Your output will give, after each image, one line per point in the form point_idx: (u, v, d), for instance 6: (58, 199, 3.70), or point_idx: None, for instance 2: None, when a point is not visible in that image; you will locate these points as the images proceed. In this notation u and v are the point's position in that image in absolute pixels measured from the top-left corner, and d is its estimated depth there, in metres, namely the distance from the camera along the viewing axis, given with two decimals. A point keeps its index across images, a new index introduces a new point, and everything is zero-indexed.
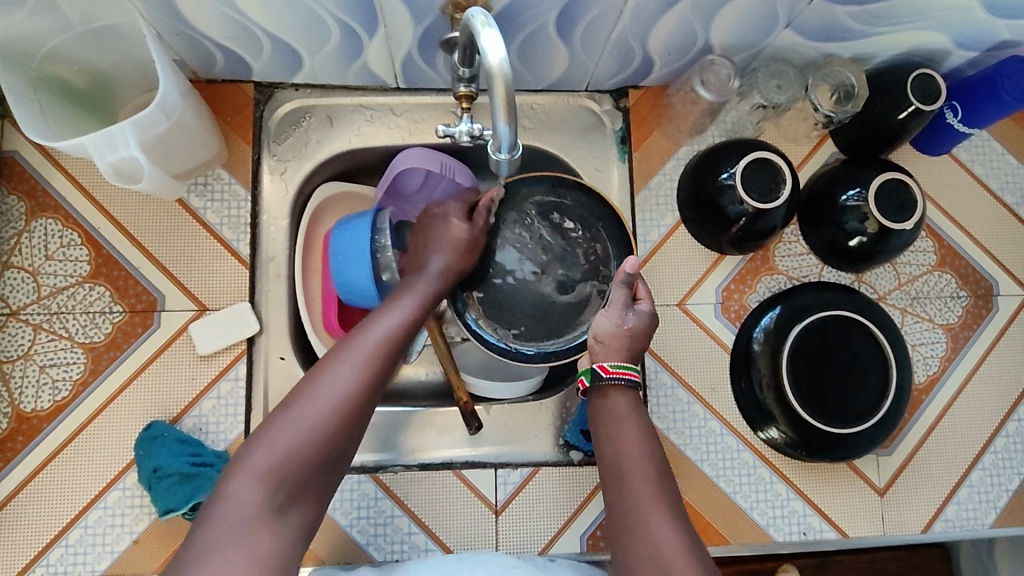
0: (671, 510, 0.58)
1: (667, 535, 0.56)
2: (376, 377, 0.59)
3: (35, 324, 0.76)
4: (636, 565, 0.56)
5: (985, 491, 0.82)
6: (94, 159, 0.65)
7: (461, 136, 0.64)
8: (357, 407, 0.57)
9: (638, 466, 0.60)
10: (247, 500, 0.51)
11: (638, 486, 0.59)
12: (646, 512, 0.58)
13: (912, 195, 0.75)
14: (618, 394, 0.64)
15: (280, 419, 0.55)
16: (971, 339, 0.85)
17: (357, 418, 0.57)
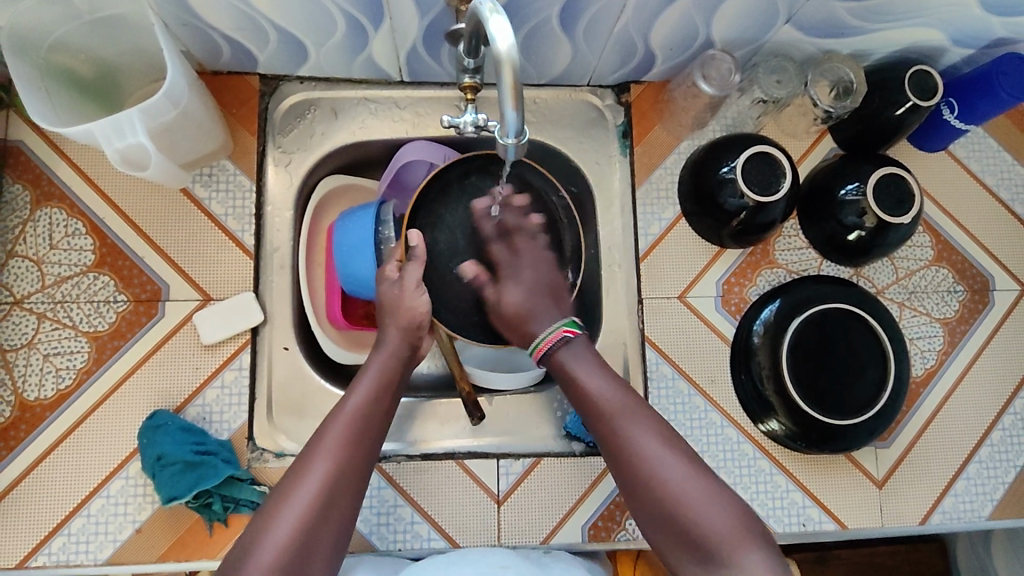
0: (652, 427, 0.64)
1: (653, 452, 0.62)
2: (334, 495, 0.60)
3: (39, 312, 0.76)
4: (633, 481, 0.63)
5: (982, 484, 0.83)
6: (103, 147, 0.65)
7: (466, 126, 0.64)
8: (316, 534, 0.58)
9: (611, 401, 0.66)
10: None
11: (614, 418, 0.65)
12: (628, 439, 0.63)
13: (909, 190, 0.76)
14: (564, 351, 0.69)
15: (247, 559, 0.56)
16: (967, 333, 0.86)
17: (318, 544, 0.58)
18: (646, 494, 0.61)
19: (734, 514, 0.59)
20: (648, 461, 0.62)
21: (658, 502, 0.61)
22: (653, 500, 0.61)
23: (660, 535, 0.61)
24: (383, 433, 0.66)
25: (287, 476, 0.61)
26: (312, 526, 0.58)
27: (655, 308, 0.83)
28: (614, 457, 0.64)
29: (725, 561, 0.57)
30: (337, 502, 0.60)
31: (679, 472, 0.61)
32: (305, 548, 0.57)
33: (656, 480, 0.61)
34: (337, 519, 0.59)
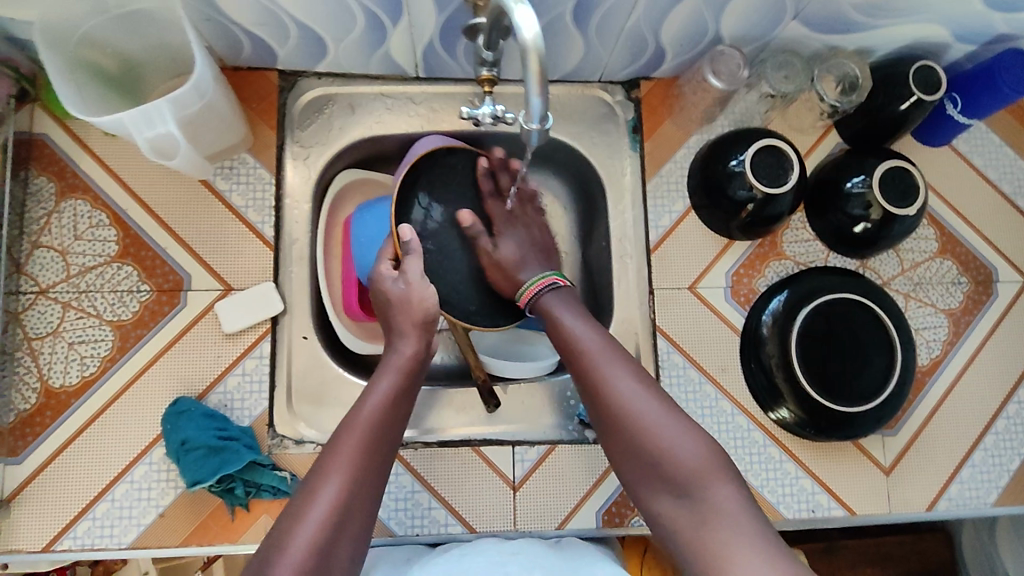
0: (626, 367, 0.66)
1: (628, 391, 0.64)
2: (355, 495, 0.60)
3: (64, 302, 0.78)
4: (611, 424, 0.64)
5: (987, 471, 0.84)
6: (133, 136, 0.68)
7: (484, 118, 0.66)
8: (340, 532, 0.59)
9: (586, 342, 0.68)
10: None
11: (591, 357, 0.66)
12: (603, 378, 0.65)
13: (914, 182, 0.78)
14: (552, 295, 0.75)
15: (282, 546, 0.56)
16: (972, 323, 0.87)
17: (342, 541, 0.59)
18: (624, 433, 0.63)
19: (707, 450, 0.61)
20: (622, 399, 0.63)
21: (634, 440, 0.62)
22: (629, 438, 0.63)
23: (637, 473, 0.63)
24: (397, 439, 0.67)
25: (309, 478, 0.61)
26: (339, 524, 0.59)
27: (666, 298, 0.85)
28: (591, 396, 0.66)
29: (699, 494, 0.59)
30: (359, 501, 0.61)
31: (653, 409, 0.63)
32: (329, 545, 0.57)
33: (631, 417, 0.63)
34: (358, 517, 0.60)
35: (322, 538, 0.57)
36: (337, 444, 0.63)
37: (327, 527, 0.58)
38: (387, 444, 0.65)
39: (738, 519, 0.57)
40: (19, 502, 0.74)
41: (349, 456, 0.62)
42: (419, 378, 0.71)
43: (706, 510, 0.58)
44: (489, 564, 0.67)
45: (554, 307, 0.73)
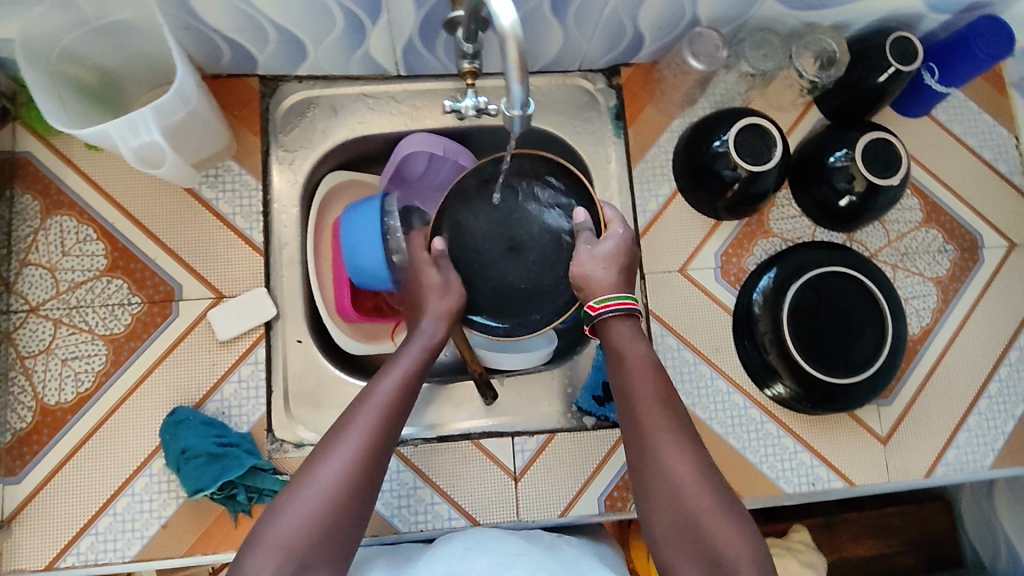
0: (691, 443, 0.64)
1: (686, 468, 0.62)
2: (384, 440, 0.63)
3: (55, 319, 0.78)
4: (655, 491, 0.62)
5: (982, 435, 0.85)
6: (119, 146, 0.67)
7: (468, 111, 0.67)
8: (369, 476, 0.61)
9: (655, 404, 0.66)
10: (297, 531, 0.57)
11: (658, 426, 0.64)
12: (667, 449, 0.63)
13: (897, 152, 0.79)
14: (619, 328, 0.71)
15: (308, 482, 0.60)
16: (960, 290, 0.88)
17: (371, 488, 0.61)
18: (672, 506, 0.61)
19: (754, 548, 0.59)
20: (682, 475, 0.61)
21: (683, 514, 0.60)
22: (678, 512, 0.60)
23: (672, 549, 0.60)
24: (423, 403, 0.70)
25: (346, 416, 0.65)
26: (369, 467, 0.61)
27: (657, 282, 0.86)
28: (640, 460, 0.64)
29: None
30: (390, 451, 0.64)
31: (707, 493, 0.61)
32: (358, 487, 0.60)
33: (685, 494, 0.61)
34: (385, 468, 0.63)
35: (352, 477, 0.60)
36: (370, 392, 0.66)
37: (358, 467, 0.61)
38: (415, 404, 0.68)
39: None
40: (21, 521, 0.74)
41: (383, 404, 0.65)
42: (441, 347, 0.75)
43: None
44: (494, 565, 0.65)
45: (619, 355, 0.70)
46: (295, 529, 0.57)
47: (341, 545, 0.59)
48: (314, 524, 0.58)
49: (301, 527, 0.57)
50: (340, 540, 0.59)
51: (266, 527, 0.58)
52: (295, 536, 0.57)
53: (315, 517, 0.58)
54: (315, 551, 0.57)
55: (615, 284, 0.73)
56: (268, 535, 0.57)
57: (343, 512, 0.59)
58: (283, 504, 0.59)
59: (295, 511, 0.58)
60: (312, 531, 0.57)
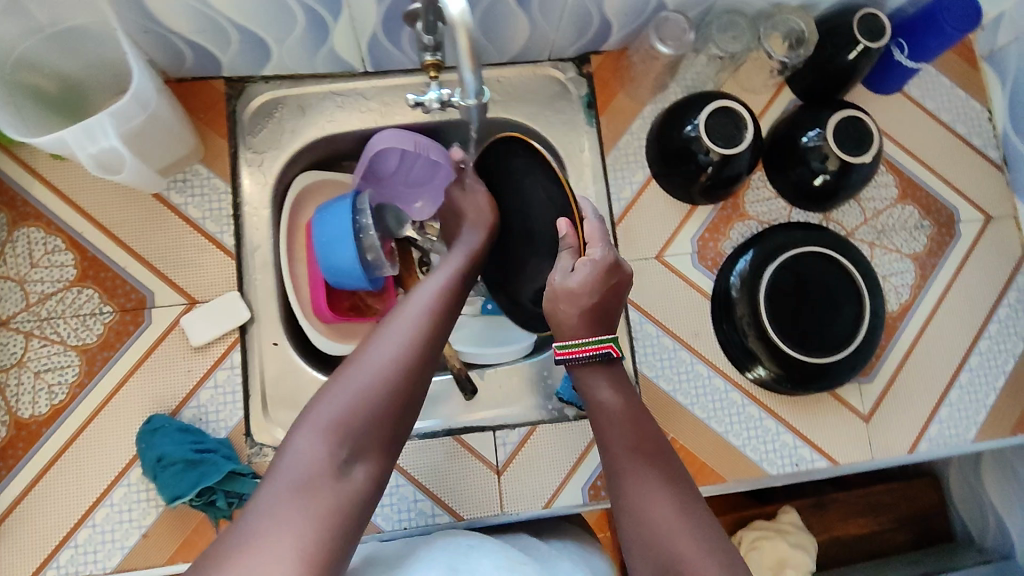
0: (670, 482, 0.63)
1: (663, 510, 0.61)
2: (436, 329, 0.66)
3: (26, 331, 0.77)
4: (635, 538, 0.62)
5: (964, 408, 0.85)
6: (77, 153, 0.66)
7: (431, 104, 0.67)
8: (424, 356, 0.63)
9: (635, 444, 0.66)
10: (356, 393, 0.58)
11: (635, 468, 0.64)
12: (642, 492, 0.63)
13: (869, 129, 0.79)
14: (590, 373, 0.71)
15: (368, 352, 0.61)
16: (937, 265, 0.88)
17: (422, 382, 0.62)
18: (649, 548, 0.60)
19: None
20: (658, 515, 0.61)
21: (660, 556, 0.59)
22: (654, 553, 0.60)
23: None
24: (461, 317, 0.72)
25: (392, 315, 0.66)
26: (421, 361, 0.63)
27: (635, 270, 0.85)
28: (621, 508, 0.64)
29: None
30: (438, 353, 0.65)
31: (687, 531, 0.60)
32: (417, 361, 0.62)
33: (664, 538, 0.60)
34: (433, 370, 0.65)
35: (406, 369, 0.61)
36: (414, 297, 0.68)
37: (413, 360, 0.62)
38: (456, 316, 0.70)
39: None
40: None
41: (429, 308, 0.67)
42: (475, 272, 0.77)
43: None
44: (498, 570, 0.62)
45: (595, 396, 0.70)
46: (349, 411, 0.57)
47: (391, 432, 0.59)
48: (369, 407, 0.58)
49: (355, 409, 0.58)
50: (390, 426, 0.59)
51: (319, 397, 0.59)
52: (349, 418, 0.57)
53: (371, 401, 0.58)
54: (368, 434, 0.58)
55: (587, 325, 0.71)
56: (319, 418, 0.57)
57: (398, 393, 0.60)
58: (341, 371, 0.60)
59: (348, 392, 0.58)
60: (367, 414, 0.58)
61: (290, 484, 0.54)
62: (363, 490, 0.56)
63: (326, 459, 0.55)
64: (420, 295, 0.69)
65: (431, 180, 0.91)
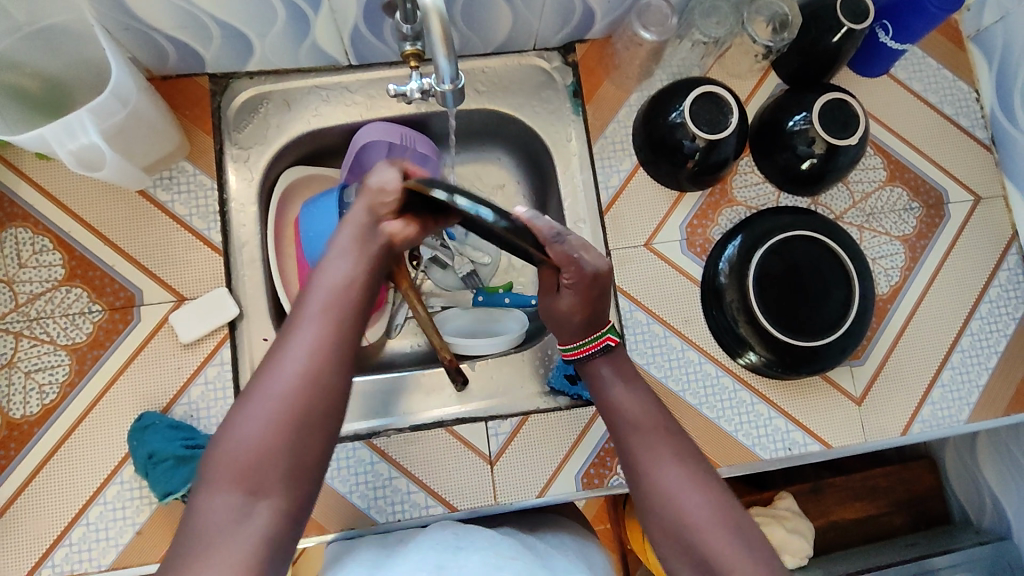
0: (677, 450, 0.65)
1: (677, 478, 0.62)
2: (331, 342, 0.60)
3: (16, 332, 0.77)
4: (653, 507, 0.62)
5: (956, 389, 0.85)
6: (57, 150, 0.66)
7: (412, 93, 0.69)
8: (322, 377, 0.58)
9: (641, 420, 0.67)
10: (249, 438, 0.55)
11: (645, 441, 0.65)
12: (652, 460, 0.64)
13: (854, 112, 0.78)
14: (604, 359, 0.72)
15: (257, 390, 0.57)
16: (927, 247, 0.88)
17: (321, 404, 0.57)
18: (661, 514, 0.61)
19: (748, 550, 0.58)
20: (665, 484, 0.62)
21: (673, 519, 0.61)
22: (666, 518, 0.61)
23: (670, 554, 0.61)
24: (368, 303, 0.64)
25: (283, 332, 0.61)
26: (313, 380, 0.58)
27: (623, 258, 0.85)
28: (636, 482, 0.65)
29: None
30: (337, 361, 0.59)
31: (696, 496, 0.61)
32: (312, 386, 0.57)
33: (680, 506, 0.61)
34: (337, 378, 0.59)
35: (294, 395, 0.57)
36: (306, 306, 0.62)
37: (303, 383, 0.57)
38: (357, 307, 0.63)
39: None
40: None
41: (322, 318, 0.61)
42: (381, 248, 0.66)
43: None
44: (485, 565, 0.61)
45: (601, 378, 0.72)
46: (239, 455, 0.55)
47: (294, 466, 0.56)
48: (259, 447, 0.55)
49: (244, 454, 0.55)
50: (294, 460, 0.56)
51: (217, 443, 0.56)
52: (241, 462, 0.55)
53: (258, 442, 0.55)
54: (263, 474, 0.55)
55: (582, 335, 0.72)
56: (213, 468, 0.55)
57: (294, 427, 0.56)
58: (234, 414, 0.57)
59: (242, 437, 0.55)
60: (259, 454, 0.55)
61: (197, 539, 0.52)
62: (272, 528, 0.54)
63: (224, 510, 0.53)
64: (313, 304, 0.62)
65: None
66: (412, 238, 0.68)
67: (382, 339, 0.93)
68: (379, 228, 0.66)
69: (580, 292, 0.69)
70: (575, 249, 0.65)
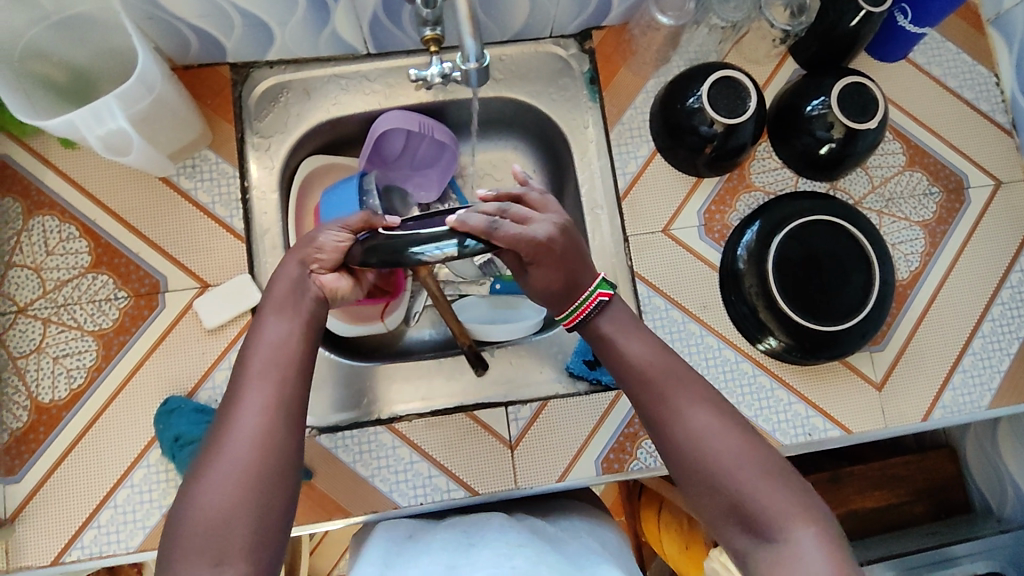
0: (698, 399, 0.59)
1: (700, 427, 0.58)
2: (285, 399, 0.57)
3: (44, 318, 0.78)
4: (678, 465, 0.58)
5: (977, 375, 0.85)
6: (85, 135, 0.68)
7: (433, 78, 0.71)
8: (282, 435, 0.56)
9: (650, 373, 0.61)
10: (210, 507, 0.52)
11: (659, 394, 0.60)
12: (674, 411, 0.59)
13: (872, 95, 0.78)
14: (603, 318, 0.65)
15: (212, 462, 0.54)
16: (948, 232, 0.88)
17: (283, 460, 0.55)
18: (688, 469, 0.57)
19: (790, 495, 0.55)
20: (691, 436, 0.58)
21: (700, 473, 0.57)
22: (695, 468, 0.57)
23: (703, 503, 0.58)
24: (311, 357, 0.62)
25: (228, 398, 0.58)
26: (268, 439, 0.55)
27: (642, 244, 0.85)
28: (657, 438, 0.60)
29: (766, 530, 0.54)
30: (289, 421, 0.57)
31: (728, 445, 0.57)
32: (273, 444, 0.55)
33: (707, 458, 0.57)
34: (290, 433, 0.56)
35: (248, 459, 0.54)
36: (251, 370, 0.59)
37: (256, 445, 0.55)
38: (299, 362, 0.60)
39: (816, 567, 0.51)
40: (23, 519, 0.75)
41: (270, 380, 0.58)
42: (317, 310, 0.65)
43: (783, 555, 0.53)
44: (494, 558, 0.58)
45: (605, 334, 0.65)
46: (201, 525, 0.52)
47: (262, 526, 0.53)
48: (218, 515, 0.52)
49: (205, 523, 0.52)
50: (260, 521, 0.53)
51: (179, 518, 0.53)
52: (204, 531, 0.51)
53: (220, 508, 0.52)
54: (227, 540, 0.51)
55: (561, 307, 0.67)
56: (176, 542, 0.52)
57: (257, 486, 0.53)
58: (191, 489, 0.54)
59: (204, 505, 0.52)
60: (221, 519, 0.52)
61: None
62: None
63: None
64: (259, 367, 0.59)
65: (438, 160, 0.95)
66: (345, 291, 0.69)
67: (401, 327, 0.94)
68: (310, 283, 0.65)
69: (550, 265, 0.64)
70: (521, 219, 0.64)
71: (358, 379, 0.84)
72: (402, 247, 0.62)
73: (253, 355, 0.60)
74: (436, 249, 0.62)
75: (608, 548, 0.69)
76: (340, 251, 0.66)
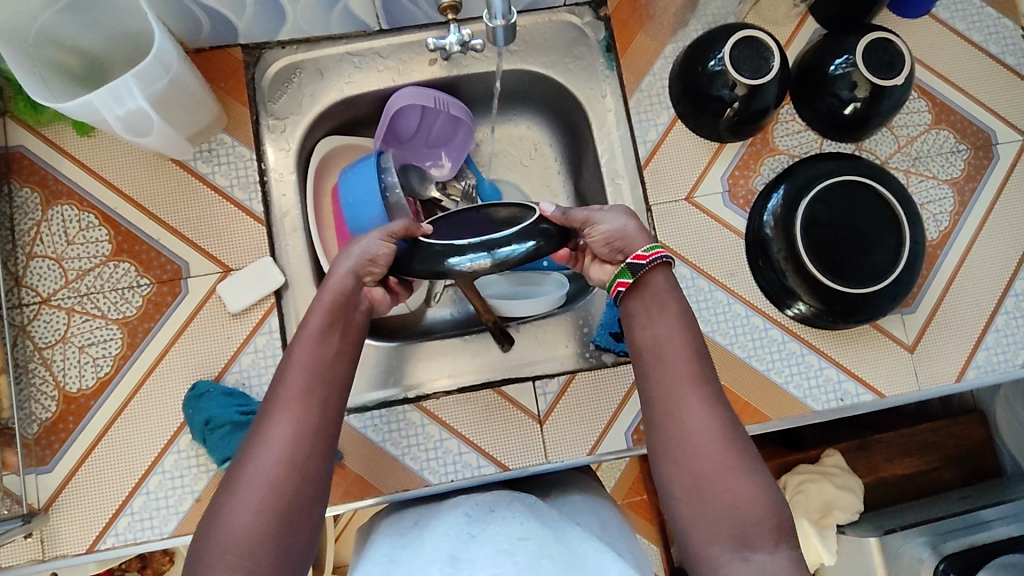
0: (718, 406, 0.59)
1: (711, 431, 0.58)
2: (321, 419, 0.58)
3: (67, 308, 0.78)
4: (682, 465, 0.58)
5: (1011, 334, 0.83)
6: (107, 117, 0.68)
7: (452, 46, 0.72)
8: (316, 454, 0.56)
9: (677, 372, 0.61)
10: (242, 524, 0.52)
11: (683, 392, 0.60)
12: (690, 413, 0.59)
13: (898, 52, 0.76)
14: (666, 269, 0.65)
15: (246, 476, 0.54)
16: (976, 190, 0.86)
17: (310, 485, 0.55)
18: (693, 471, 0.57)
19: (782, 513, 0.56)
20: (703, 440, 0.58)
21: (703, 477, 0.57)
22: (695, 472, 0.57)
23: (687, 516, 0.57)
24: (349, 379, 0.62)
25: (263, 413, 0.58)
26: (299, 461, 0.55)
27: (665, 213, 0.84)
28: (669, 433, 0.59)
29: (754, 546, 0.54)
30: (320, 441, 0.57)
31: (733, 454, 0.57)
32: (306, 462, 0.56)
33: (713, 465, 0.57)
34: (321, 455, 0.57)
35: (281, 482, 0.54)
36: (289, 382, 0.59)
37: (287, 467, 0.55)
38: (337, 383, 0.60)
39: None
40: (56, 508, 0.75)
41: (304, 396, 0.58)
42: (354, 321, 0.65)
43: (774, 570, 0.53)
44: (495, 555, 0.54)
45: (640, 316, 0.64)
46: (231, 545, 0.52)
47: (286, 547, 0.53)
48: (250, 537, 0.52)
49: (235, 544, 0.52)
50: (284, 542, 0.53)
51: (217, 524, 0.53)
52: (232, 553, 0.51)
53: (250, 525, 0.52)
54: (254, 559, 0.51)
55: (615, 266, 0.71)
56: (206, 558, 0.52)
57: (284, 506, 0.54)
58: (228, 499, 0.54)
59: (236, 519, 0.53)
60: (250, 541, 0.52)
61: None
62: None
63: None
64: (295, 379, 0.59)
65: (454, 136, 0.94)
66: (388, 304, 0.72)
67: (421, 307, 0.93)
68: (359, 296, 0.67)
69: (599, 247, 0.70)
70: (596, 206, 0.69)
71: (383, 359, 0.84)
72: (441, 255, 0.66)
73: (290, 364, 0.60)
74: (468, 261, 0.65)
75: (608, 529, 0.68)
76: (390, 260, 0.67)
